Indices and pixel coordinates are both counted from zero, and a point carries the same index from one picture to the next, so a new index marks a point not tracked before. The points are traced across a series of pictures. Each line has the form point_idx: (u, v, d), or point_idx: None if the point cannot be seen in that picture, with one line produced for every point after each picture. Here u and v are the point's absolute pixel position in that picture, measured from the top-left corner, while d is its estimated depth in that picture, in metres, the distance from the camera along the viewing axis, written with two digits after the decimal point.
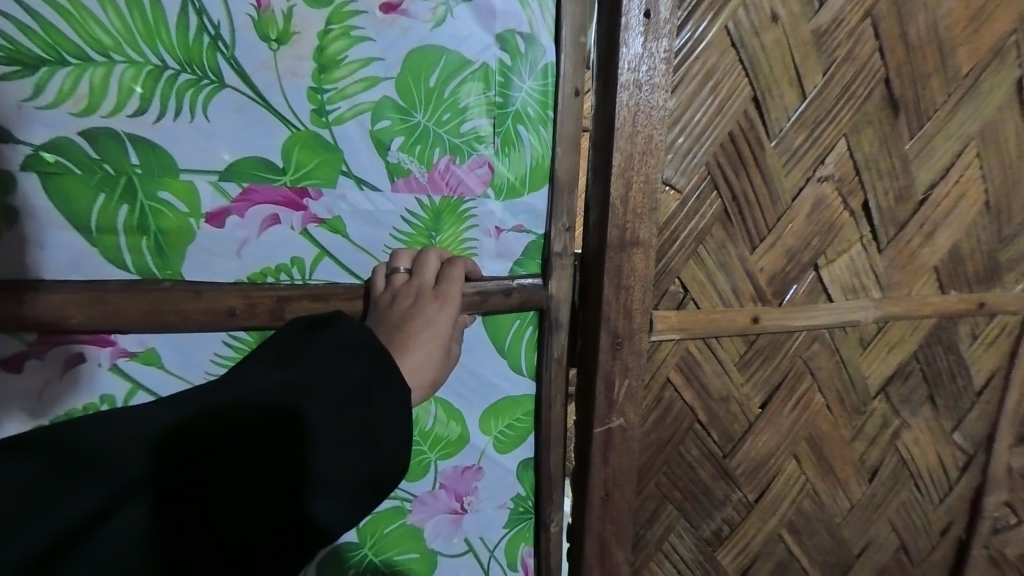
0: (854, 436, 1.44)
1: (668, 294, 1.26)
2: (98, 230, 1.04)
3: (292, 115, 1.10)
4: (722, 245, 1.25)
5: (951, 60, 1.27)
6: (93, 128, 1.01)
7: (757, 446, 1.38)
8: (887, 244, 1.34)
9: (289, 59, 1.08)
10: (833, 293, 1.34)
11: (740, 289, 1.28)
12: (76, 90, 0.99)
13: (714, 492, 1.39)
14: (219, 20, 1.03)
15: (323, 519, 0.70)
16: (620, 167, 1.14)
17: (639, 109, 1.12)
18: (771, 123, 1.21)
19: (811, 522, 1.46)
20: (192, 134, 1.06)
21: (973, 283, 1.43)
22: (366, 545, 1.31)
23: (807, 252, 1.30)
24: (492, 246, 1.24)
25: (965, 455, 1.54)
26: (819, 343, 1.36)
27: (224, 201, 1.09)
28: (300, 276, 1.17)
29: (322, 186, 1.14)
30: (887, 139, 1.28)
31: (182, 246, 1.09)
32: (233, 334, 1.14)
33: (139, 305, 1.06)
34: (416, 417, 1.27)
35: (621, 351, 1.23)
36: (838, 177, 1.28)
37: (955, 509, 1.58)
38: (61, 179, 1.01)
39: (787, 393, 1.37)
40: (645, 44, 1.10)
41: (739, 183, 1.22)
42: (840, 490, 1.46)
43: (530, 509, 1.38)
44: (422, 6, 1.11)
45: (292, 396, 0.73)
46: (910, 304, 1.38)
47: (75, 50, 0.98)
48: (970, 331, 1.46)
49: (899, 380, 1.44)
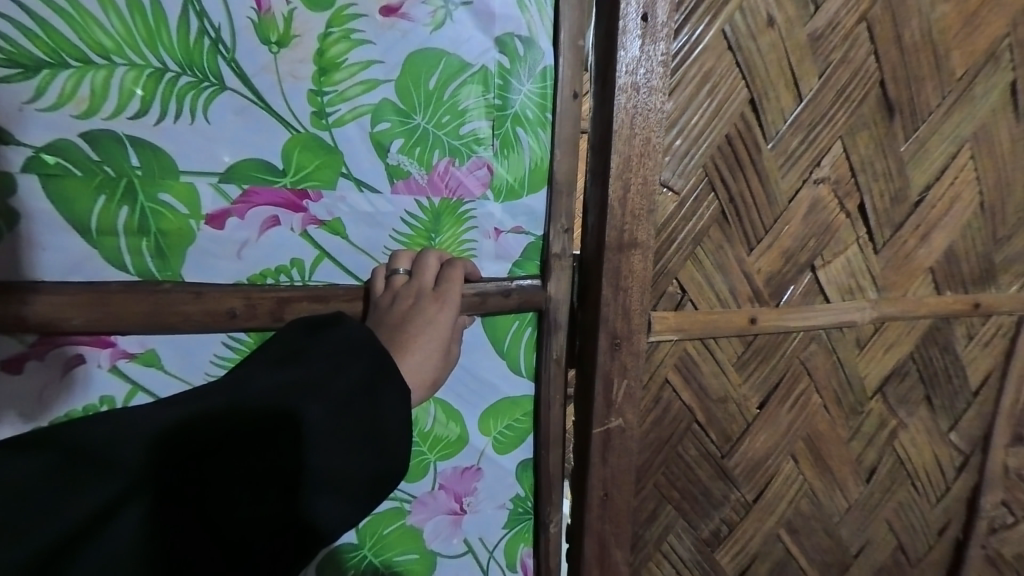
0: (851, 436, 1.44)
1: (666, 295, 1.27)
2: (99, 232, 1.04)
3: (293, 117, 1.10)
4: (719, 246, 1.26)
5: (945, 63, 1.28)
6: (94, 131, 1.01)
7: (755, 446, 1.39)
8: (883, 245, 1.35)
9: (290, 61, 1.08)
10: (829, 294, 1.34)
11: (738, 289, 1.29)
12: (77, 93, 0.99)
13: (712, 492, 1.39)
14: (220, 23, 1.03)
15: (323, 519, 0.70)
16: (619, 169, 1.15)
17: (637, 112, 1.13)
18: (768, 125, 1.22)
19: (809, 522, 1.47)
20: (193, 136, 1.06)
21: (968, 283, 1.44)
22: (365, 546, 1.31)
23: (804, 253, 1.30)
24: (491, 247, 1.25)
25: (961, 455, 1.55)
26: (816, 344, 1.36)
27: (224, 202, 1.10)
28: (300, 277, 1.17)
29: (322, 188, 1.14)
30: (882, 141, 1.29)
31: (182, 247, 1.09)
32: (233, 336, 1.14)
33: (139, 306, 1.06)
34: (415, 417, 1.27)
35: (620, 352, 1.23)
36: (834, 179, 1.28)
37: (952, 509, 1.58)
38: (62, 181, 1.01)
39: (784, 394, 1.38)
40: (643, 47, 1.11)
41: (736, 185, 1.23)
42: (838, 490, 1.47)
43: (530, 509, 1.38)
44: (422, 10, 1.11)
45: (293, 396, 0.73)
46: (906, 305, 1.38)
47: (77, 53, 0.98)
48: (966, 331, 1.47)
49: (896, 380, 1.44)
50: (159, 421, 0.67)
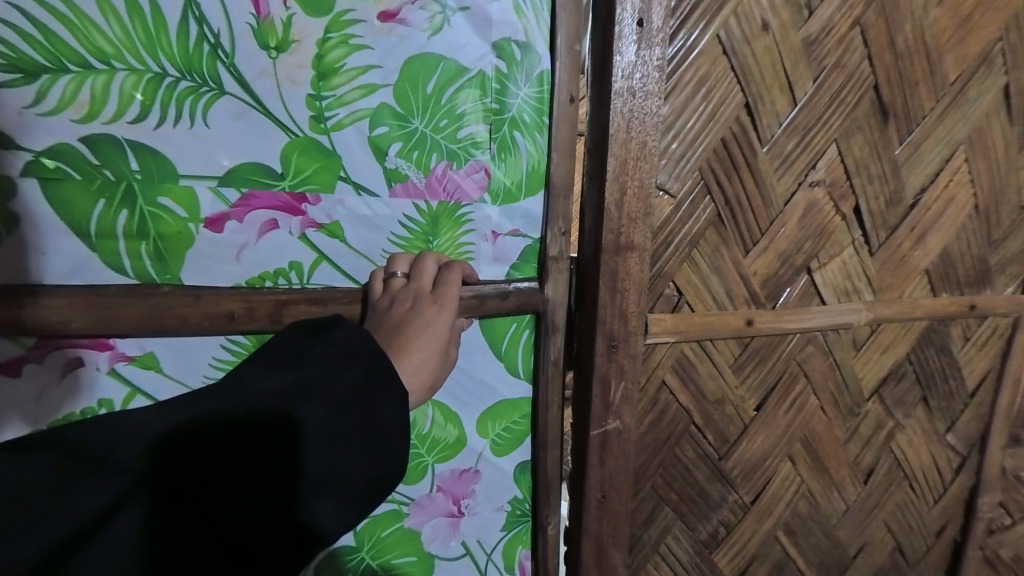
0: (848, 437, 1.45)
1: (663, 297, 1.27)
2: (97, 235, 1.05)
3: (291, 121, 1.11)
4: (716, 249, 1.26)
5: (938, 67, 1.29)
6: (93, 135, 1.01)
7: (752, 448, 1.39)
8: (879, 247, 1.36)
9: (288, 66, 1.09)
10: (826, 296, 1.35)
11: (734, 292, 1.29)
12: (77, 97, 1.00)
13: (710, 494, 1.39)
14: (219, 28, 1.04)
15: (322, 519, 0.70)
16: (615, 172, 1.15)
17: (633, 116, 1.14)
18: (763, 129, 1.22)
19: (806, 523, 1.47)
20: (192, 140, 1.07)
21: (964, 285, 1.45)
22: (363, 549, 1.31)
23: (799, 255, 1.31)
24: (489, 250, 1.25)
25: (958, 457, 1.55)
26: (813, 345, 1.37)
27: (223, 206, 1.10)
28: (298, 280, 1.17)
29: (320, 192, 1.14)
30: (876, 144, 1.29)
31: (180, 251, 1.09)
32: (232, 338, 1.14)
33: (138, 309, 1.06)
34: (413, 420, 1.27)
35: (617, 354, 1.24)
36: (829, 182, 1.29)
37: (950, 510, 1.58)
38: (61, 185, 1.01)
39: (781, 396, 1.38)
40: (639, 52, 1.12)
41: (732, 188, 1.24)
42: (835, 491, 1.47)
43: (528, 511, 1.38)
44: (419, 15, 1.12)
45: (292, 397, 0.73)
46: (902, 307, 1.39)
47: (76, 58, 0.99)
48: (962, 333, 1.47)
49: (892, 382, 1.45)
50: (161, 422, 0.67)
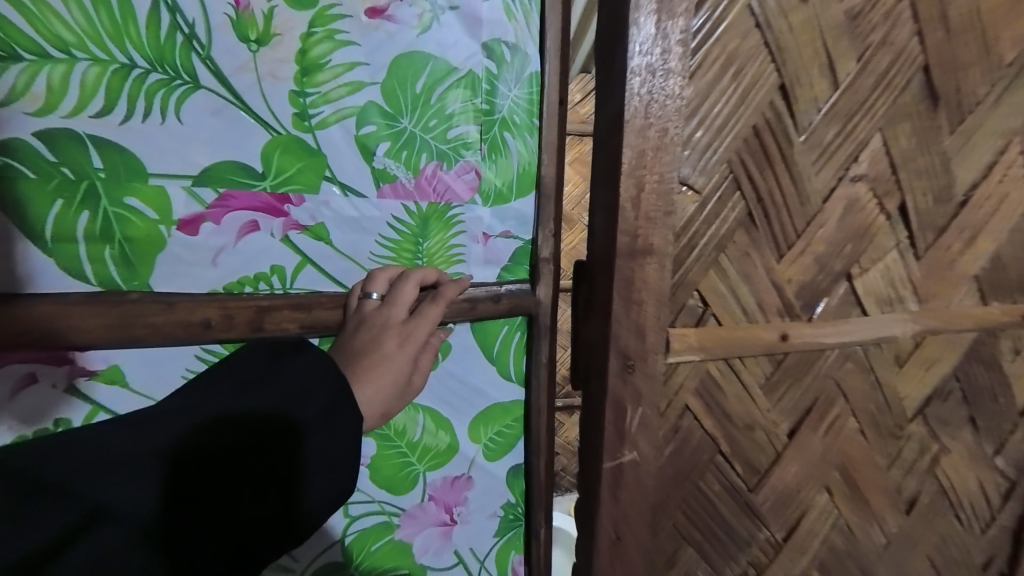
0: (890, 463, 1.35)
1: (686, 309, 1.18)
2: (55, 238, 0.97)
3: (273, 117, 1.05)
4: (745, 253, 1.18)
5: (993, 49, 1.21)
6: (50, 130, 0.94)
7: (785, 477, 1.29)
8: (924, 251, 1.27)
9: (271, 61, 1.03)
10: (867, 306, 1.26)
11: (766, 302, 1.21)
12: (33, 88, 0.93)
13: (737, 530, 1.30)
14: (194, 18, 0.98)
15: (316, 514, 0.75)
16: (632, 163, 1.07)
17: (653, 99, 1.06)
18: (799, 115, 1.14)
19: (842, 561, 1.37)
20: (163, 137, 1.00)
21: (1015, 294, 1.36)
22: (351, 565, 1.22)
23: (839, 259, 1.22)
24: (479, 251, 1.23)
25: (1007, 482, 1.46)
26: (852, 361, 1.28)
27: (198, 206, 1.03)
28: (281, 285, 1.10)
29: (304, 192, 1.09)
30: (925, 133, 1.21)
31: (151, 254, 1.02)
32: (207, 348, 1.07)
33: (104, 317, 0.99)
34: (398, 426, 1.20)
35: (633, 375, 1.15)
36: (873, 176, 1.21)
37: (997, 541, 1.49)
38: (13, 184, 0.93)
39: (817, 419, 1.29)
40: (658, 24, 1.04)
41: (765, 182, 1.15)
42: (875, 524, 1.37)
43: (521, 515, 1.34)
44: (408, 11, 1.10)
45: (285, 402, 0.78)
46: (947, 318, 1.30)
47: (32, 47, 0.92)
48: (1012, 345, 1.38)
49: (938, 400, 1.36)
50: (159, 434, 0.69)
